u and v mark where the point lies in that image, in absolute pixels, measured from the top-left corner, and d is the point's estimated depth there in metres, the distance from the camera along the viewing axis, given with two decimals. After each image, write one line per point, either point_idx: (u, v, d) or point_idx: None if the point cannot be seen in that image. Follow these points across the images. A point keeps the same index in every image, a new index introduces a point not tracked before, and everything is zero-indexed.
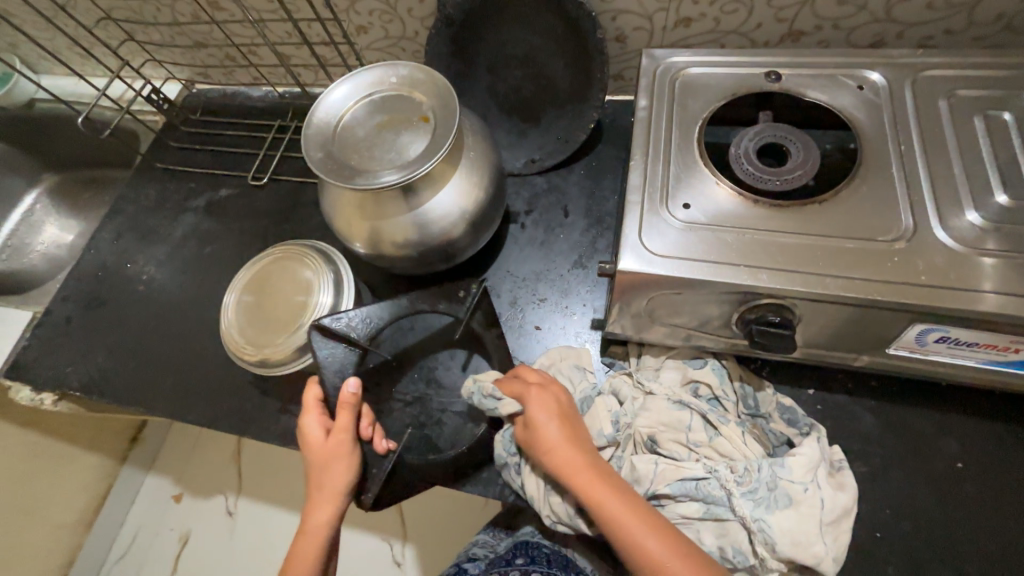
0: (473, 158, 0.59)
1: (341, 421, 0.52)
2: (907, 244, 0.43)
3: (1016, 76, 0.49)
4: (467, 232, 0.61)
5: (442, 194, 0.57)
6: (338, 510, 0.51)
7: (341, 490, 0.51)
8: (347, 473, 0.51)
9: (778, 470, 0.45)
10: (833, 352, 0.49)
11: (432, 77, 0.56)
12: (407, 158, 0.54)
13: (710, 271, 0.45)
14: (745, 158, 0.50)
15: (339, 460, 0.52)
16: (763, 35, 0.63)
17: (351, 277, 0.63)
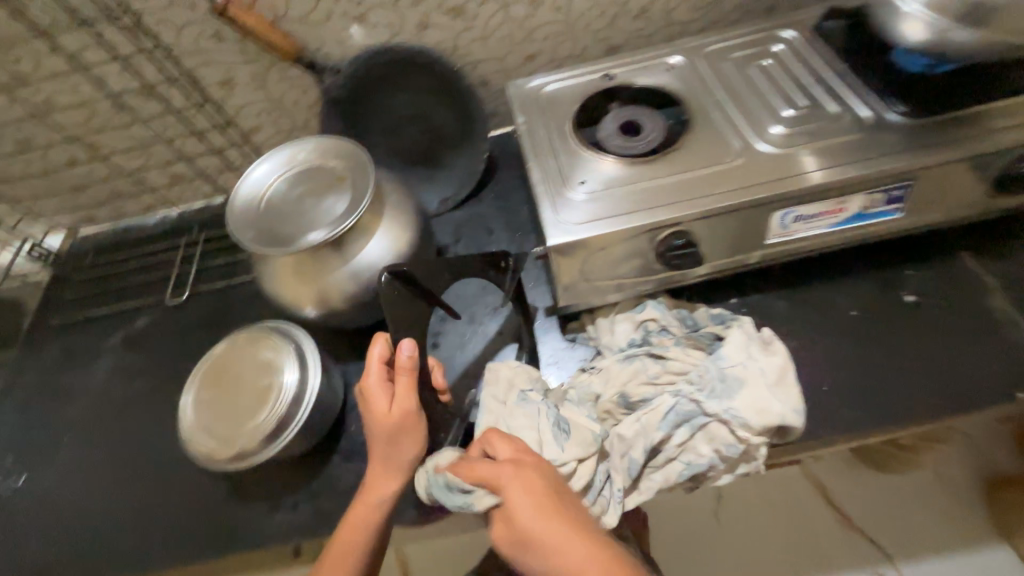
0: (394, 197, 0.64)
1: (401, 392, 0.51)
2: (743, 159, 0.57)
3: (763, 36, 0.69)
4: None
5: (377, 234, 0.61)
6: (403, 480, 0.53)
7: (410, 466, 0.52)
8: (410, 447, 0.52)
9: (720, 362, 0.54)
10: (733, 259, 0.61)
11: (336, 142, 0.63)
12: (336, 214, 0.59)
13: (619, 222, 0.55)
14: (613, 137, 0.63)
15: (409, 429, 0.51)
16: (591, 54, 0.80)
17: (314, 347, 0.62)
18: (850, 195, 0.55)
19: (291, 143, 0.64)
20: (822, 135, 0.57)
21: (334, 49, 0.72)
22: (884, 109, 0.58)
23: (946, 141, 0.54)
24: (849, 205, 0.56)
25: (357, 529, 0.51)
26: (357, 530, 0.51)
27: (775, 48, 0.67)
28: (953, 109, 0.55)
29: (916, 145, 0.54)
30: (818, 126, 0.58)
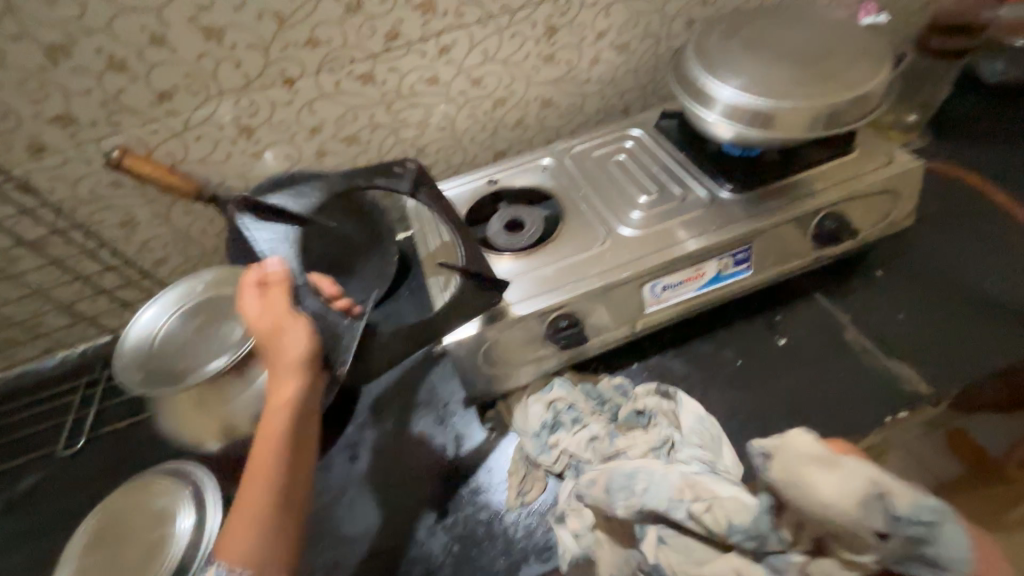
0: None
1: (281, 307, 0.55)
2: (608, 243, 0.65)
3: (617, 135, 0.81)
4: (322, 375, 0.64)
5: None
6: (303, 383, 0.52)
7: (297, 359, 0.52)
8: (308, 357, 0.53)
9: (705, 422, 0.59)
10: (620, 330, 0.66)
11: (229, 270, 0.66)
12: (231, 339, 0.61)
13: (506, 313, 0.60)
14: (498, 235, 0.69)
15: (285, 320, 0.54)
16: (482, 159, 0.90)
17: (217, 484, 0.59)
18: (702, 262, 0.64)
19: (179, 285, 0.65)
20: (671, 215, 0.67)
21: (236, 182, 0.77)
22: (717, 189, 0.69)
23: (767, 212, 0.65)
24: (704, 270, 0.64)
25: (258, 453, 0.49)
26: (261, 462, 0.48)
27: (627, 144, 0.79)
28: (766, 185, 0.67)
29: (746, 216, 0.65)
30: (667, 208, 0.68)
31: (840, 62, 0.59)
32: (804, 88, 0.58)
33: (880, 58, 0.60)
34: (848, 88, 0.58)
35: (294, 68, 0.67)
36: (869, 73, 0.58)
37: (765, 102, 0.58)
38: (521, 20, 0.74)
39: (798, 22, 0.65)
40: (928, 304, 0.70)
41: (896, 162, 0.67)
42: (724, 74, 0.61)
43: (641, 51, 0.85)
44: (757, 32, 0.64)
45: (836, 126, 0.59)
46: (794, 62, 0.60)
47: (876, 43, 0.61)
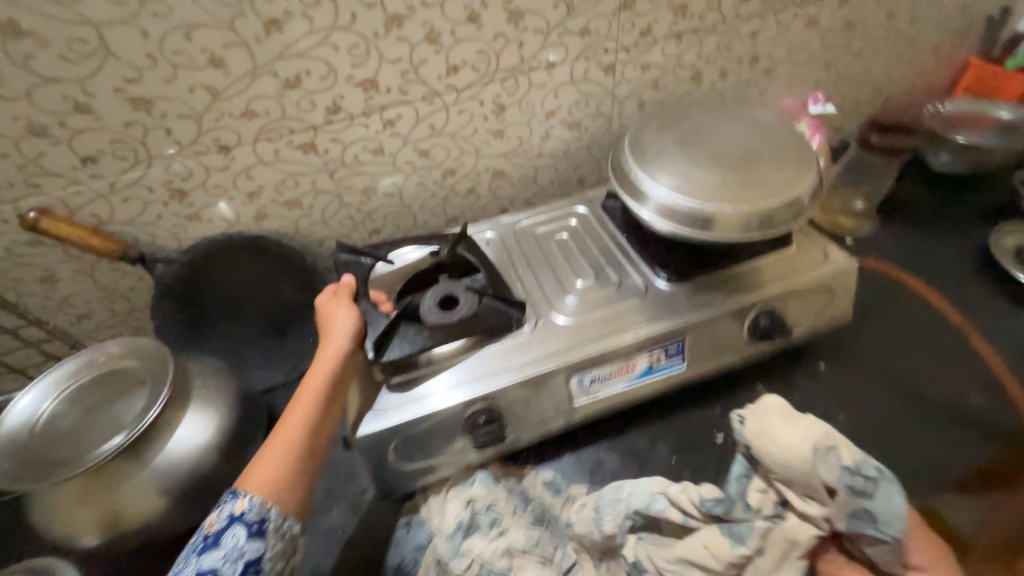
0: (202, 383, 0.64)
1: (342, 297, 0.66)
2: (537, 331, 0.64)
3: (564, 211, 0.81)
4: (227, 456, 0.62)
5: (179, 432, 0.60)
6: (342, 353, 0.60)
7: (348, 330, 0.62)
8: (340, 339, 0.61)
9: None
10: (545, 423, 0.63)
11: (123, 339, 0.63)
12: (129, 412, 0.58)
13: (422, 407, 0.59)
14: (431, 312, 0.66)
15: (336, 306, 0.65)
16: (433, 224, 0.89)
17: None
18: (633, 356, 0.61)
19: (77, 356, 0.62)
20: (604, 304, 0.66)
21: (168, 241, 0.74)
22: (653, 278, 0.68)
23: (700, 306, 0.64)
24: (635, 364, 0.62)
25: (293, 407, 0.56)
26: (298, 410, 0.56)
27: (571, 222, 0.79)
28: (702, 277, 0.66)
29: (678, 310, 0.64)
30: (601, 296, 0.67)
31: (770, 167, 0.60)
32: (736, 192, 0.58)
33: (806, 165, 0.61)
34: (778, 194, 0.58)
35: (230, 137, 0.66)
36: (796, 180, 0.59)
37: (699, 204, 0.58)
38: (468, 98, 0.74)
39: (731, 122, 0.66)
40: (869, 407, 0.67)
41: (829, 262, 0.67)
42: (660, 173, 0.61)
43: (593, 129, 0.86)
44: (692, 129, 0.65)
45: (768, 229, 0.58)
46: (726, 165, 0.60)
47: (802, 149, 0.63)
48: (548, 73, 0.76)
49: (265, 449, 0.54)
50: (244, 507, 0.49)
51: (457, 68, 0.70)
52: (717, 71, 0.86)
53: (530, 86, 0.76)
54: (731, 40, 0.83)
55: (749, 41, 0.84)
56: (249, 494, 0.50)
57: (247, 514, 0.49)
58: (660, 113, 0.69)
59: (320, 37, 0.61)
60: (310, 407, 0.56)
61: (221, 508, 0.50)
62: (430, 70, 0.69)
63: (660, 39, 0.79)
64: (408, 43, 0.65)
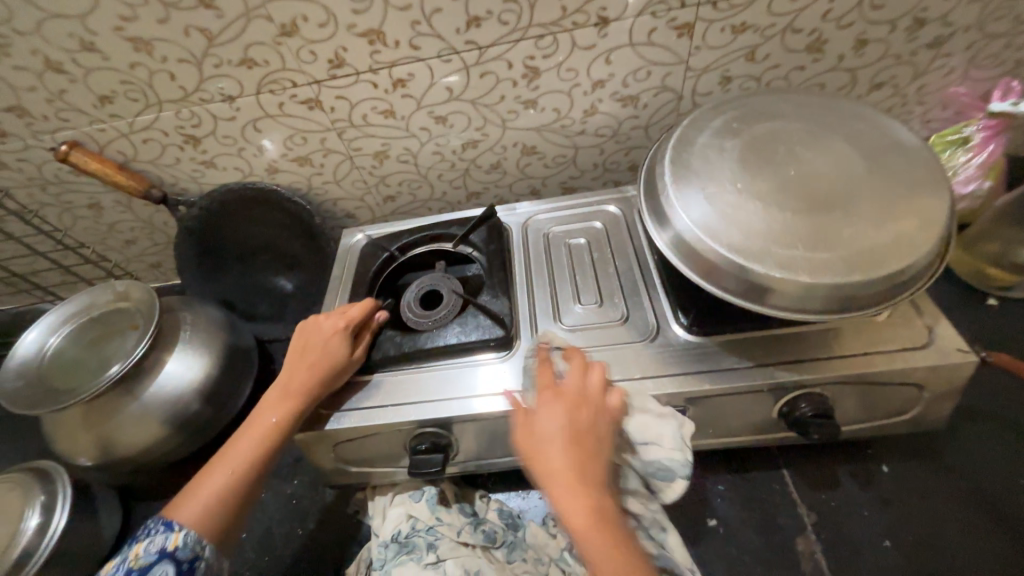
0: (190, 328, 0.66)
1: (339, 333, 0.55)
2: (510, 356, 0.55)
3: (591, 210, 0.67)
4: (206, 406, 0.64)
5: (168, 370, 0.62)
6: (309, 400, 0.52)
7: (322, 377, 0.52)
8: (312, 376, 0.52)
9: None
10: (503, 456, 0.56)
11: (124, 286, 0.67)
12: (126, 348, 0.62)
13: (365, 416, 0.53)
14: (408, 308, 0.60)
15: (323, 342, 0.55)
16: (452, 198, 0.80)
17: (66, 500, 0.61)
18: None
19: (90, 290, 0.68)
20: (600, 340, 0.54)
21: (189, 184, 0.75)
22: (670, 319, 0.54)
23: (718, 371, 0.49)
24: None
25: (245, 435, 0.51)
26: (246, 444, 0.50)
27: (595, 225, 0.66)
28: (735, 334, 0.51)
29: (685, 370, 0.50)
30: (600, 329, 0.55)
31: (866, 225, 0.43)
32: (808, 255, 0.42)
33: (926, 226, 0.43)
34: (871, 267, 0.41)
35: (232, 86, 0.63)
36: (903, 248, 0.42)
37: (752, 265, 0.43)
38: (493, 59, 0.61)
39: (825, 148, 0.48)
40: (935, 537, 0.50)
41: (930, 349, 0.47)
42: (703, 203, 0.46)
43: (655, 107, 0.68)
44: (765, 153, 0.48)
45: (843, 311, 0.43)
46: (802, 213, 0.44)
47: (925, 198, 0.44)
48: (598, 31, 0.59)
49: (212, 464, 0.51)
50: (179, 543, 0.45)
51: (479, 21, 0.57)
52: (851, 39, 0.61)
53: (572, 47, 0.61)
54: None
55: None
56: (181, 527, 0.46)
57: (180, 552, 0.45)
58: (729, 119, 0.52)
59: None
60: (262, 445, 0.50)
61: (149, 540, 0.45)
62: (446, 22, 0.57)
63: None
64: None
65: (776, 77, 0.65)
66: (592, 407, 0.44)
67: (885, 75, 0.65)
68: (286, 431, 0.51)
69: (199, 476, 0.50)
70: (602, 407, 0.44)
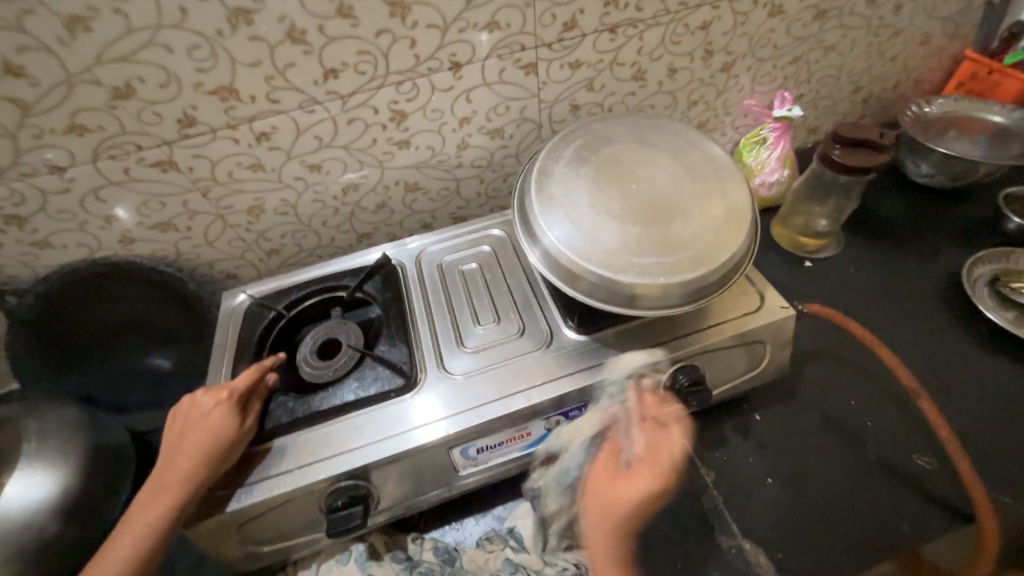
0: (36, 442, 0.56)
1: (222, 408, 0.50)
2: (417, 391, 0.55)
3: (479, 235, 0.71)
4: (69, 525, 0.54)
5: (10, 493, 0.52)
6: (193, 491, 0.47)
7: (207, 462, 0.48)
8: (193, 464, 0.47)
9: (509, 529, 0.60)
10: (427, 492, 0.56)
11: None
12: None
13: (269, 487, 0.49)
14: (305, 362, 0.58)
15: (205, 421, 0.50)
16: (342, 243, 0.79)
17: None
18: (528, 422, 0.54)
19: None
20: (502, 357, 0.57)
21: (18, 270, 0.65)
22: (561, 325, 0.59)
23: (608, 363, 0.55)
24: (531, 429, 0.54)
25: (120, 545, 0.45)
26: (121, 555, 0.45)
27: (484, 249, 0.69)
28: (616, 328, 0.58)
29: (579, 369, 0.55)
30: (500, 347, 0.58)
31: (698, 228, 0.52)
32: (660, 261, 0.50)
33: (738, 220, 0.53)
34: (706, 262, 0.50)
35: (62, 157, 0.57)
36: (727, 242, 0.52)
37: (618, 276, 0.50)
38: (358, 105, 0.63)
39: (657, 166, 0.57)
40: (804, 465, 0.59)
41: (762, 310, 0.58)
42: (563, 220, 0.53)
43: (520, 136, 0.75)
44: (612, 176, 0.56)
45: (694, 297, 0.51)
46: (649, 225, 0.52)
47: (735, 198, 0.55)
48: (454, 74, 0.64)
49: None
50: None
51: (336, 72, 0.59)
52: (664, 68, 0.74)
53: (433, 90, 0.65)
54: (678, 34, 0.71)
55: (701, 34, 0.72)
56: None
57: None
58: (579, 148, 0.59)
59: (145, 37, 0.51)
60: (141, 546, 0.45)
61: None
62: (301, 75, 0.58)
63: (590, 33, 0.66)
64: (266, 44, 0.55)
65: (615, 102, 0.76)
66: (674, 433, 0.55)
67: (697, 95, 0.80)
68: (167, 526, 0.46)
69: None
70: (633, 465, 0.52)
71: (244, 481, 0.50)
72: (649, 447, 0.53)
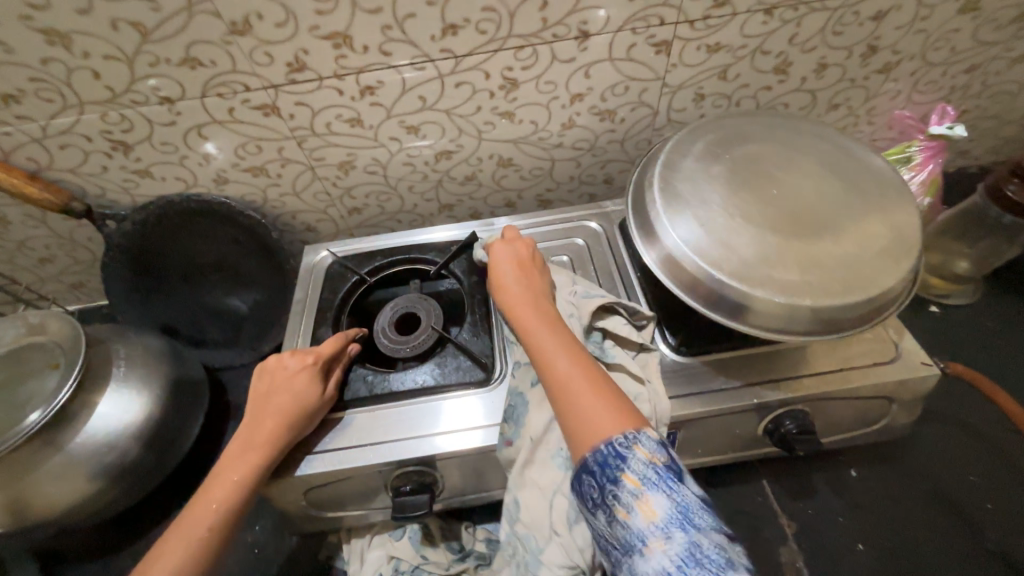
0: (126, 367, 0.57)
1: (311, 370, 0.50)
2: (496, 388, 0.52)
3: (573, 225, 0.66)
4: (149, 453, 0.57)
5: (101, 413, 0.54)
6: (281, 448, 0.46)
7: (295, 422, 0.47)
8: (282, 424, 0.47)
9: None
10: (491, 488, 0.54)
11: (47, 314, 0.58)
12: (45, 390, 0.52)
13: (340, 458, 0.48)
14: (384, 334, 0.56)
15: (295, 380, 0.49)
16: (424, 211, 0.76)
17: None
18: None
19: None
20: None
21: (120, 196, 0.66)
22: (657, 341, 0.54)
23: (708, 393, 0.49)
24: None
25: (209, 497, 0.44)
26: (210, 508, 0.44)
27: (577, 242, 0.64)
28: (722, 352, 0.52)
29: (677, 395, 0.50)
30: None
31: (852, 247, 0.44)
32: (808, 280, 0.43)
33: (903, 243, 0.45)
34: (863, 286, 0.43)
35: (172, 89, 0.55)
36: (888, 267, 0.44)
37: (754, 290, 0.43)
38: (470, 68, 0.58)
39: (804, 171, 0.50)
40: (906, 542, 0.53)
41: (897, 363, 0.50)
42: (691, 221, 0.46)
43: (631, 122, 0.68)
44: (750, 176, 0.49)
45: (835, 330, 0.44)
46: (795, 237, 0.45)
47: (898, 219, 0.47)
48: (578, 44, 0.58)
49: (167, 537, 0.43)
50: None
51: (456, 29, 0.54)
52: (813, 63, 0.64)
53: (551, 60, 0.59)
54: (843, 23, 0.60)
55: (869, 26, 0.61)
56: None
57: None
58: (712, 144, 0.52)
59: None
60: (235, 499, 0.44)
61: None
62: (420, 28, 0.53)
63: (742, 12, 0.57)
64: None
65: (746, 96, 0.67)
66: (523, 292, 0.49)
67: (841, 97, 0.69)
68: (255, 482, 0.45)
69: (150, 555, 0.42)
70: (514, 300, 0.49)
71: (323, 446, 0.49)
72: (518, 307, 0.48)
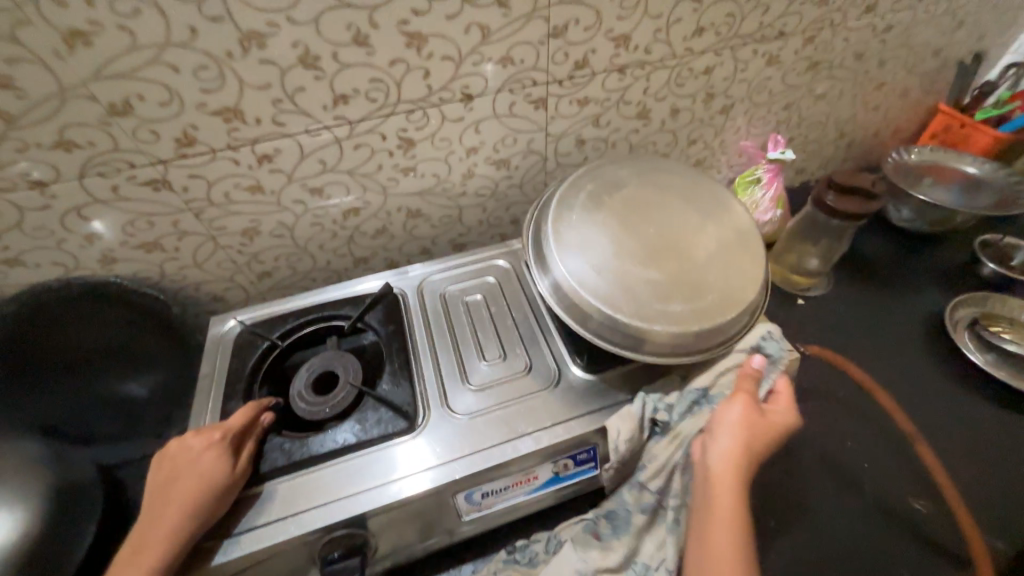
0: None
1: (213, 450, 0.47)
2: (422, 434, 0.52)
3: (483, 265, 0.70)
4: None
5: None
6: (181, 543, 0.43)
7: (196, 511, 0.44)
8: (179, 516, 0.43)
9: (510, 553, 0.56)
10: (431, 537, 0.53)
11: None
12: None
13: (261, 536, 0.46)
14: (300, 397, 0.55)
15: (195, 464, 0.46)
16: (339, 266, 0.77)
17: None
18: (537, 465, 0.52)
19: None
20: (510, 397, 0.55)
21: None
22: (569, 364, 0.58)
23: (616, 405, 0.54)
24: (539, 472, 0.53)
25: None
26: None
27: (488, 280, 0.68)
28: (625, 367, 0.57)
29: (590, 411, 0.54)
30: (507, 387, 0.56)
31: (719, 271, 0.53)
32: (690, 306, 0.50)
33: (753, 256, 0.55)
34: (733, 303, 0.51)
35: (45, 172, 0.53)
36: (747, 281, 0.53)
37: (650, 323, 0.49)
38: (366, 132, 0.62)
39: (670, 207, 0.58)
40: (806, 510, 0.60)
41: None
42: (586, 267, 0.52)
43: (525, 168, 0.75)
44: (627, 220, 0.56)
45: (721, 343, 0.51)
46: (673, 270, 0.52)
47: (746, 234, 0.56)
48: (464, 105, 0.64)
49: None
50: None
51: (347, 98, 0.58)
52: (667, 108, 0.76)
53: (442, 120, 0.64)
54: (682, 77, 0.73)
55: (703, 78, 0.74)
56: None
57: None
58: (592, 191, 0.59)
59: (150, 55, 0.48)
60: None
61: None
62: (311, 100, 0.57)
63: (599, 72, 0.68)
64: (277, 67, 0.53)
65: (619, 139, 0.77)
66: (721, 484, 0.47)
67: (697, 134, 0.82)
68: None
69: None
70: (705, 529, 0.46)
71: (236, 528, 0.46)
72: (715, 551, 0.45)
